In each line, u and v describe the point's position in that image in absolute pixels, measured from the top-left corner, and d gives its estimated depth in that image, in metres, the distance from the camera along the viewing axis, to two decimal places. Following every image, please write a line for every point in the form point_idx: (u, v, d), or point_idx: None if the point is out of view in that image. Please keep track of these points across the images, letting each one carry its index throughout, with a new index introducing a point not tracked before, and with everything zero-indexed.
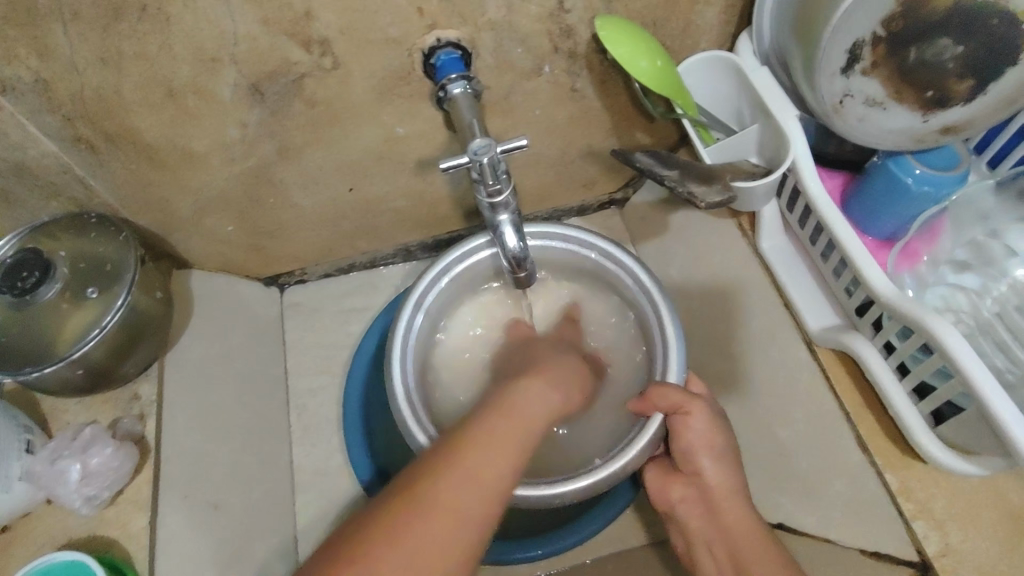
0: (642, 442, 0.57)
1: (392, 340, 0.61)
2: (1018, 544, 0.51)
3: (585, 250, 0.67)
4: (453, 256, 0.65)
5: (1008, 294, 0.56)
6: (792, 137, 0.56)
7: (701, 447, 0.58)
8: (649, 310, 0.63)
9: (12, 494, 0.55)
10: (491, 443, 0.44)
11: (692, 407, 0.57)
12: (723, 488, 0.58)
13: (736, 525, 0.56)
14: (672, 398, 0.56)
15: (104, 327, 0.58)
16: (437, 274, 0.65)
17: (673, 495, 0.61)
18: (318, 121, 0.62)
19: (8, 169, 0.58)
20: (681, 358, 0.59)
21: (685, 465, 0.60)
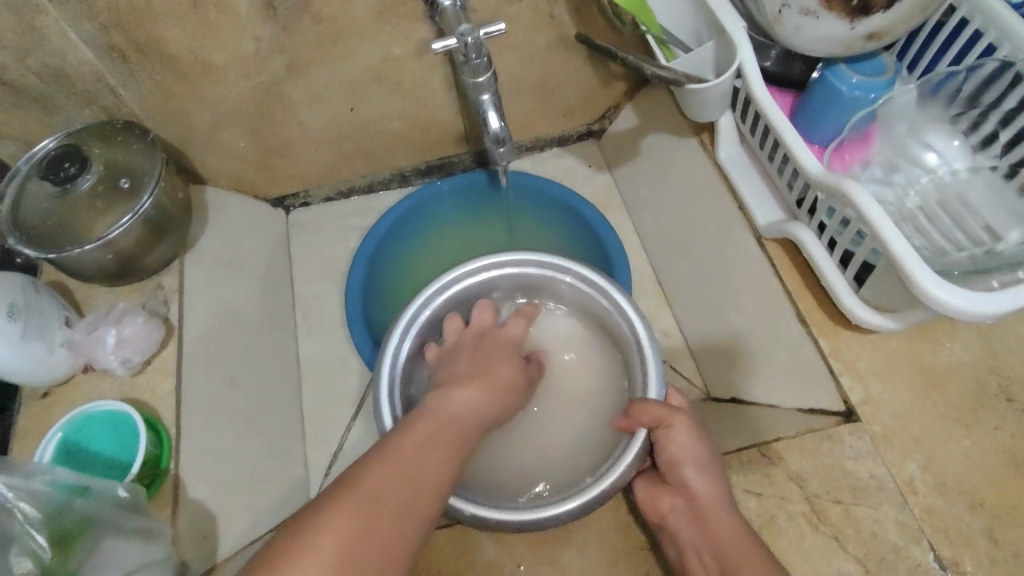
0: (629, 459, 0.58)
1: (379, 364, 0.64)
2: (929, 394, 0.59)
3: (559, 275, 0.71)
4: (432, 289, 0.69)
5: (928, 187, 0.63)
6: (740, 45, 0.63)
7: (685, 459, 0.57)
8: (625, 327, 0.67)
9: (55, 357, 0.62)
10: (421, 449, 0.52)
11: (672, 420, 0.58)
12: (712, 497, 0.55)
13: (727, 534, 0.53)
14: (652, 412, 0.58)
15: (136, 214, 0.65)
16: (418, 304, 0.69)
17: (664, 507, 0.58)
18: (323, 38, 0.69)
19: (48, 75, 0.64)
20: (659, 370, 0.63)
21: (672, 474, 0.58)
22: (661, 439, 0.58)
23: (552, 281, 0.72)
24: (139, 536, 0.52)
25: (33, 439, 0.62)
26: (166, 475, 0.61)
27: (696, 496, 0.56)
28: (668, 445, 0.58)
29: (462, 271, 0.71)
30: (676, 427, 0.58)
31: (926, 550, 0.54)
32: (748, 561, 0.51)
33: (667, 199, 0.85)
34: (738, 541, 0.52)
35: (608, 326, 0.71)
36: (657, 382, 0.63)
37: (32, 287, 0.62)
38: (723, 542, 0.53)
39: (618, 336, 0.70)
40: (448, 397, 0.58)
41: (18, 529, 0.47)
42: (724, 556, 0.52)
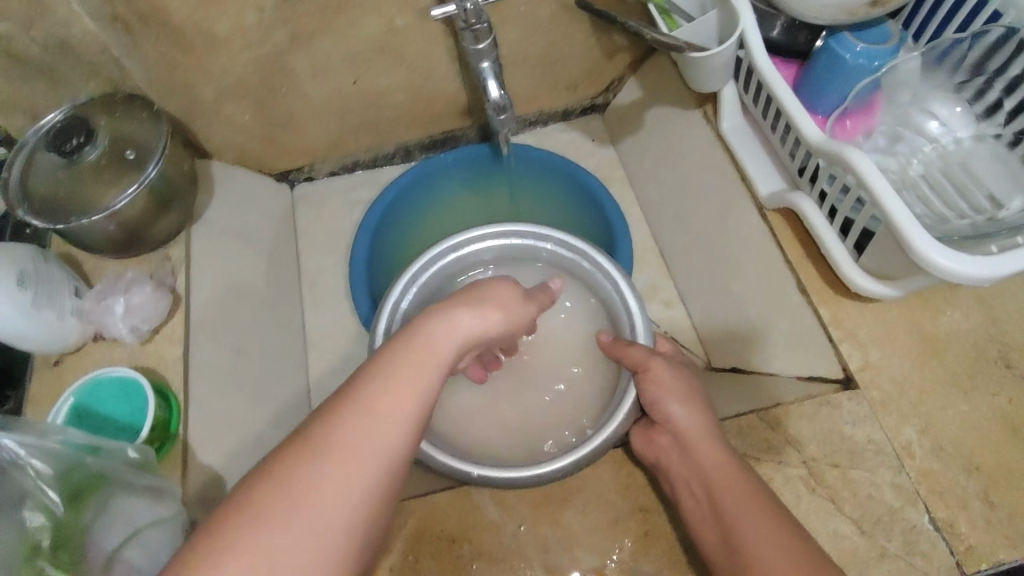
0: (625, 408, 0.63)
1: (375, 330, 0.65)
2: (928, 359, 0.59)
3: (538, 242, 0.74)
4: (417, 265, 0.70)
5: (932, 158, 0.63)
6: (743, 13, 0.63)
7: (668, 393, 0.59)
8: (610, 288, 0.70)
9: (66, 326, 0.63)
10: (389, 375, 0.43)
11: (650, 363, 0.61)
12: (695, 430, 0.56)
13: (712, 465, 0.53)
14: (633, 355, 0.62)
15: (142, 182, 0.65)
16: (407, 282, 0.69)
17: (656, 448, 0.58)
18: (326, 9, 0.68)
19: (54, 46, 0.65)
20: (644, 323, 0.67)
21: (656, 414, 0.60)
22: (641, 383, 0.61)
23: (533, 248, 0.75)
24: (150, 495, 0.53)
25: (46, 405, 0.64)
26: (176, 438, 0.62)
27: (680, 432, 0.56)
28: (649, 387, 0.60)
29: (445, 245, 0.72)
30: (651, 368, 0.61)
31: (921, 512, 0.55)
32: (733, 491, 0.51)
33: (669, 171, 0.85)
34: (726, 471, 0.52)
35: (590, 288, 0.74)
36: (643, 328, 0.66)
37: (41, 257, 0.63)
38: (708, 471, 0.53)
39: (603, 297, 0.72)
40: (437, 326, 0.47)
41: (31, 485, 0.49)
42: (712, 488, 0.52)
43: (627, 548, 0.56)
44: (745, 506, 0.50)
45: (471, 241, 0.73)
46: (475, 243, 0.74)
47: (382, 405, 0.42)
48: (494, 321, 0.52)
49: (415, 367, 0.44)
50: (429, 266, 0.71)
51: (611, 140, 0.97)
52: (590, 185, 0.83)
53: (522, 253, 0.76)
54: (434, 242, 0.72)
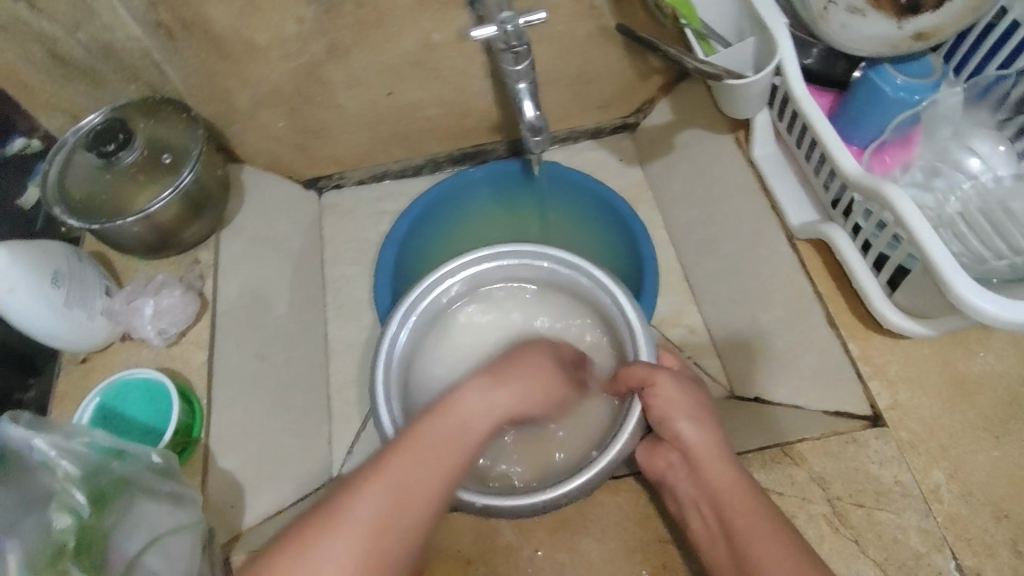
0: (630, 426, 0.59)
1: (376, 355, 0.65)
2: (958, 402, 0.58)
3: (536, 260, 0.72)
4: (413, 294, 0.69)
5: (971, 195, 0.61)
6: (781, 41, 0.63)
7: (676, 411, 0.56)
8: (610, 302, 0.68)
9: (96, 326, 0.64)
10: (416, 455, 0.49)
11: (657, 378, 0.58)
12: (702, 446, 0.54)
13: (721, 485, 0.52)
14: (637, 372, 0.59)
15: (177, 187, 0.66)
16: (403, 313, 0.69)
17: (662, 464, 0.57)
18: (365, 22, 0.69)
19: (98, 49, 0.66)
20: (646, 340, 0.64)
21: (663, 427, 0.58)
22: (646, 399, 0.58)
23: (531, 267, 0.73)
24: (173, 501, 0.53)
25: (72, 402, 0.65)
26: (197, 444, 0.62)
27: (688, 448, 0.55)
28: (656, 403, 0.58)
29: (443, 272, 0.71)
30: (658, 383, 0.57)
31: (948, 559, 0.53)
32: (744, 514, 0.49)
33: (698, 195, 0.84)
34: (736, 490, 0.51)
35: (592, 303, 0.72)
36: (646, 348, 0.63)
37: (75, 256, 0.64)
38: (718, 492, 0.51)
39: (605, 312, 0.70)
40: (474, 403, 0.54)
41: (58, 486, 0.48)
42: (720, 509, 0.51)
43: None
44: (757, 530, 0.48)
45: (466, 265, 0.72)
46: (470, 266, 0.72)
47: (361, 504, 0.46)
48: (506, 402, 0.56)
49: (448, 443, 0.51)
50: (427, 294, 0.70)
51: (640, 161, 0.97)
52: (620, 208, 0.83)
53: (520, 272, 0.74)
54: (432, 266, 0.71)
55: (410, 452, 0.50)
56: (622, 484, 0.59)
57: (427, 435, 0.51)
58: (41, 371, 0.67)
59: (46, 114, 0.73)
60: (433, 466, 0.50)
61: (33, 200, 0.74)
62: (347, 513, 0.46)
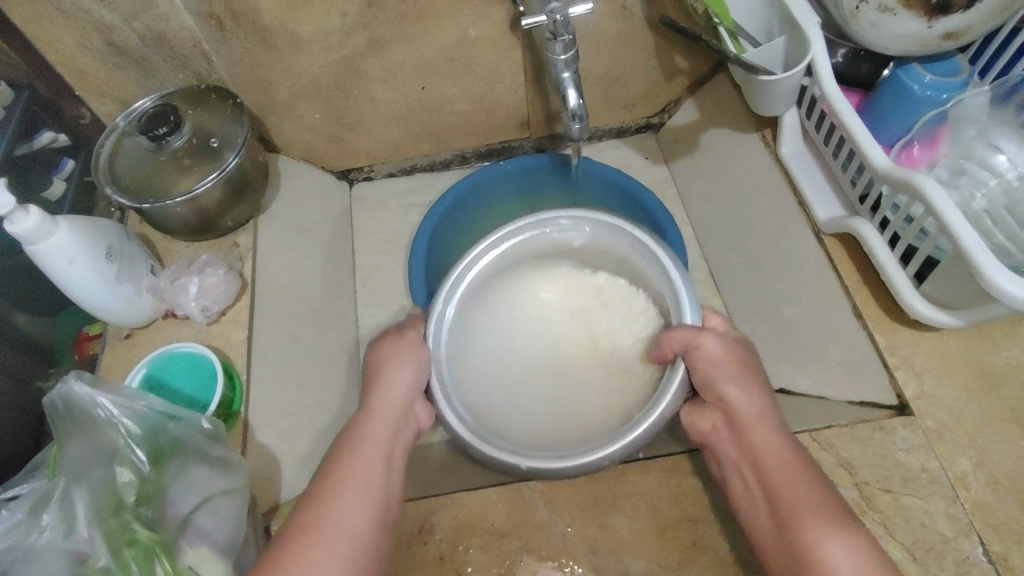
0: (674, 391, 0.59)
1: (426, 323, 0.66)
2: (983, 393, 0.59)
3: (575, 227, 0.72)
4: (459, 266, 0.70)
5: (998, 192, 0.62)
6: (813, 41, 0.65)
7: (723, 374, 0.57)
8: (648, 262, 0.68)
9: (143, 302, 0.66)
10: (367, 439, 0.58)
11: (702, 339, 0.58)
12: (752, 411, 0.55)
13: (767, 452, 0.54)
14: (680, 336, 0.59)
15: (223, 171, 0.69)
16: (451, 287, 0.69)
17: (705, 427, 0.58)
18: (405, 16, 0.72)
19: (151, 38, 0.69)
20: (689, 299, 0.64)
21: (708, 392, 0.58)
22: (692, 362, 0.58)
23: (571, 231, 0.72)
24: (222, 466, 0.54)
25: (117, 375, 0.67)
26: (237, 416, 0.65)
27: (734, 412, 0.56)
28: (700, 365, 0.58)
29: (486, 243, 0.71)
30: (704, 346, 0.58)
31: (975, 544, 0.54)
32: (789, 483, 0.51)
33: (722, 192, 0.86)
34: (781, 460, 0.53)
35: (637, 269, 0.71)
36: (690, 306, 0.63)
37: (123, 235, 0.66)
38: (764, 459, 0.53)
39: (652, 279, 0.69)
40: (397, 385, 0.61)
41: (121, 442, 0.52)
42: (765, 475, 0.53)
43: (675, 556, 0.56)
44: (801, 498, 0.50)
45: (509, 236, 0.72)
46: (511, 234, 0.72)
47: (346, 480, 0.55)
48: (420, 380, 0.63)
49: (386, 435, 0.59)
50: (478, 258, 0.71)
51: (664, 160, 0.98)
52: (647, 202, 0.85)
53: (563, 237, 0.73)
54: (482, 235, 0.71)
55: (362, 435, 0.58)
56: (652, 465, 0.60)
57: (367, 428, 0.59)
58: (59, 363, 0.69)
59: (96, 100, 0.76)
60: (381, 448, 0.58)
61: (58, 194, 0.74)
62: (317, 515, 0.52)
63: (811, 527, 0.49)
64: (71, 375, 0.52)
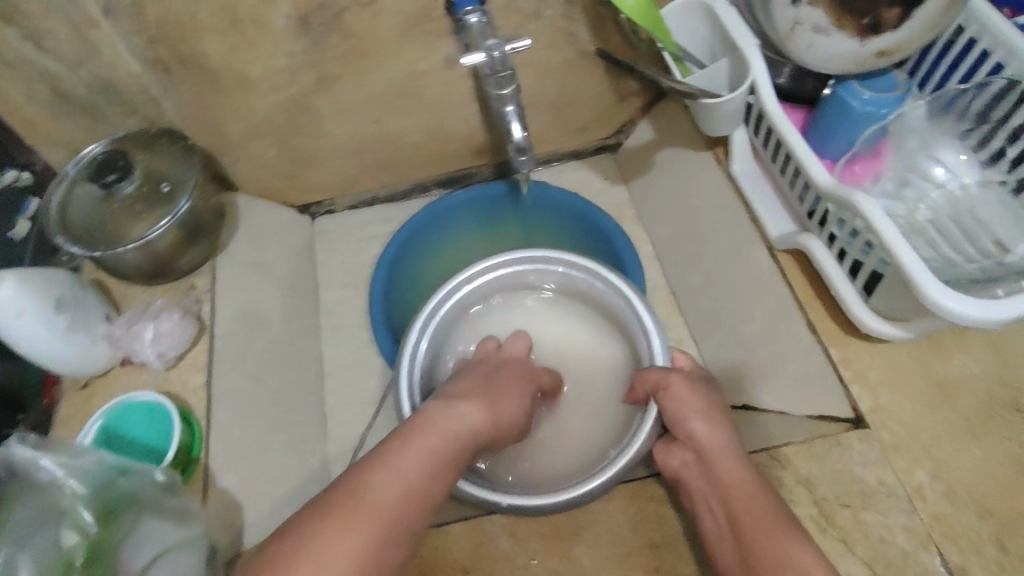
0: (648, 427, 0.63)
1: (399, 360, 0.67)
2: (935, 403, 0.60)
3: (550, 265, 0.75)
4: (434, 300, 0.72)
5: (939, 203, 0.64)
6: (753, 62, 0.66)
7: (688, 411, 0.59)
8: (621, 304, 0.71)
9: (97, 351, 0.66)
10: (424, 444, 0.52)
11: (670, 379, 0.61)
12: (718, 445, 0.56)
13: (733, 482, 0.54)
14: (650, 377, 0.63)
15: (175, 215, 0.68)
16: (424, 321, 0.71)
17: (676, 462, 0.59)
18: (353, 53, 0.72)
19: (98, 85, 0.69)
20: (661, 341, 0.67)
21: (678, 427, 0.60)
22: (662, 401, 0.61)
23: (545, 271, 0.75)
24: (176, 517, 0.54)
25: (73, 427, 0.66)
26: (197, 463, 0.64)
27: (702, 447, 0.57)
28: (669, 404, 0.61)
29: (460, 278, 0.73)
30: (672, 386, 0.61)
31: (934, 555, 0.55)
32: (753, 512, 0.51)
33: (678, 211, 0.87)
34: (747, 490, 0.53)
35: (609, 310, 0.74)
36: (659, 349, 0.66)
37: (76, 284, 0.65)
38: (729, 489, 0.53)
39: (623, 320, 0.72)
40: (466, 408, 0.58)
41: (68, 504, 0.51)
42: (729, 503, 0.53)
43: None
44: (766, 524, 0.50)
45: (486, 271, 0.75)
46: (487, 272, 0.75)
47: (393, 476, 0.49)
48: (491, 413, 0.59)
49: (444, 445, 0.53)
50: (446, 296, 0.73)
51: (621, 179, 0.99)
52: (604, 225, 0.86)
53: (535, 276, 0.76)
54: (458, 270, 0.73)
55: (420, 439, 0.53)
56: (616, 491, 0.61)
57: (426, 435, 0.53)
58: (29, 408, 0.66)
59: (46, 148, 0.75)
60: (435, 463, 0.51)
61: (21, 234, 0.73)
62: (350, 500, 0.46)
63: (773, 548, 0.48)
64: (14, 438, 0.52)
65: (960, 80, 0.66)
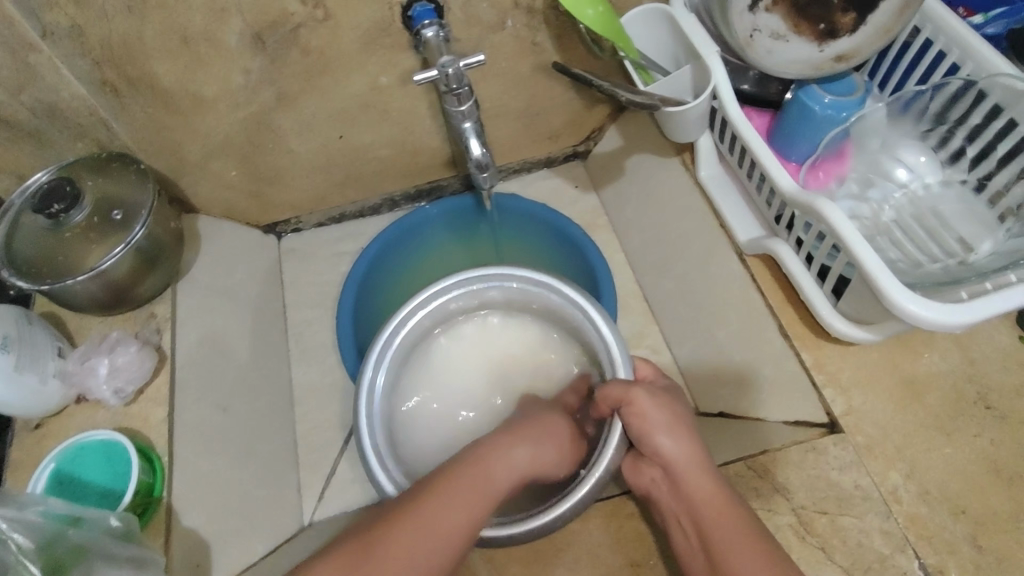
0: (614, 442, 0.60)
1: (356, 400, 0.64)
2: (908, 402, 0.60)
3: (505, 282, 0.72)
4: (387, 332, 0.69)
5: (903, 202, 0.65)
6: (714, 69, 0.66)
7: (657, 427, 0.57)
8: (580, 316, 0.69)
9: (48, 388, 0.63)
10: (452, 503, 0.52)
11: (632, 395, 0.58)
12: (685, 461, 0.55)
13: (700, 496, 0.53)
14: (613, 394, 0.59)
15: (129, 244, 0.65)
16: (378, 354, 0.68)
17: (646, 480, 0.58)
18: (312, 69, 0.70)
19: (42, 111, 0.66)
20: (622, 351, 0.64)
21: (643, 445, 0.58)
22: (626, 418, 0.59)
23: (501, 287, 0.73)
24: (133, 565, 0.53)
25: (26, 471, 0.63)
26: (160, 503, 0.61)
27: (669, 463, 0.56)
28: (634, 421, 0.58)
29: (414, 305, 0.70)
30: (636, 402, 0.58)
31: (911, 557, 0.55)
32: (723, 528, 0.51)
33: (649, 217, 0.87)
34: (717, 505, 0.52)
35: (569, 320, 0.72)
36: (623, 362, 0.64)
37: (24, 319, 0.62)
38: (698, 504, 0.53)
39: (582, 329, 0.71)
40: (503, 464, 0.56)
41: (13, 560, 0.50)
42: (701, 522, 0.52)
43: None
44: (735, 541, 0.50)
45: (438, 295, 0.72)
46: (441, 295, 0.72)
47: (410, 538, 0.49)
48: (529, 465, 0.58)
49: (472, 501, 0.52)
50: (398, 328, 0.70)
51: (592, 186, 0.99)
52: (573, 234, 0.84)
53: (491, 292, 0.74)
54: (409, 298, 0.70)
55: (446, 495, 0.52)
56: (592, 511, 0.61)
57: (460, 487, 0.53)
58: None
59: None
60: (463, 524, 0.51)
61: None
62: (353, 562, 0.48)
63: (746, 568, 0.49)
64: None
65: (918, 81, 0.67)
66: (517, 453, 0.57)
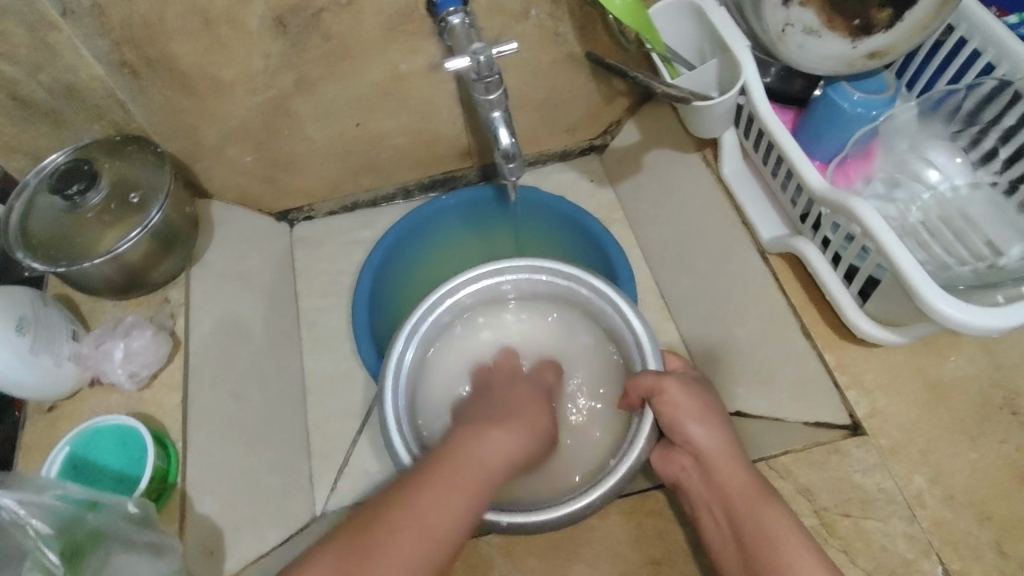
0: (645, 430, 0.61)
1: (384, 379, 0.64)
2: (934, 405, 0.60)
3: (534, 275, 0.72)
4: (416, 316, 0.69)
5: (931, 204, 0.63)
6: (744, 64, 0.65)
7: (687, 415, 0.59)
8: (610, 311, 0.69)
9: (62, 371, 0.62)
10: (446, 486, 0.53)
11: (663, 384, 0.59)
12: (716, 451, 0.58)
13: (731, 484, 0.56)
14: (645, 383, 0.60)
15: (145, 227, 0.64)
16: (408, 333, 0.68)
17: (676, 467, 0.60)
18: (332, 55, 0.69)
19: (59, 90, 0.65)
20: (653, 346, 0.65)
21: (675, 435, 0.61)
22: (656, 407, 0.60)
23: (528, 281, 0.73)
24: (150, 551, 0.53)
25: (36, 456, 0.62)
26: (174, 489, 0.61)
27: (701, 452, 0.58)
28: (664, 410, 0.60)
29: (442, 292, 0.70)
30: (666, 390, 0.59)
31: (935, 563, 0.54)
32: (754, 517, 0.53)
33: (667, 213, 0.86)
34: (747, 494, 0.54)
35: (595, 315, 0.72)
36: (653, 354, 0.65)
37: (39, 301, 0.62)
38: (730, 494, 0.55)
39: (610, 324, 0.71)
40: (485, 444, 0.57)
41: (32, 544, 0.48)
42: (733, 509, 0.54)
43: None
44: (770, 532, 0.52)
45: (466, 284, 0.72)
46: (469, 284, 0.72)
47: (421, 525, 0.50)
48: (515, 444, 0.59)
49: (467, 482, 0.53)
50: (428, 312, 0.70)
51: (609, 181, 0.98)
52: (595, 230, 0.84)
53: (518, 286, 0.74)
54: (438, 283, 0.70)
55: (443, 480, 0.53)
56: (613, 507, 0.60)
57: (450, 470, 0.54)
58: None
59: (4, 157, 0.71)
60: (463, 508, 0.52)
61: None
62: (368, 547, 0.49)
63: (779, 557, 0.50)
64: None
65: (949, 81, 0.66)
66: (497, 441, 0.58)
